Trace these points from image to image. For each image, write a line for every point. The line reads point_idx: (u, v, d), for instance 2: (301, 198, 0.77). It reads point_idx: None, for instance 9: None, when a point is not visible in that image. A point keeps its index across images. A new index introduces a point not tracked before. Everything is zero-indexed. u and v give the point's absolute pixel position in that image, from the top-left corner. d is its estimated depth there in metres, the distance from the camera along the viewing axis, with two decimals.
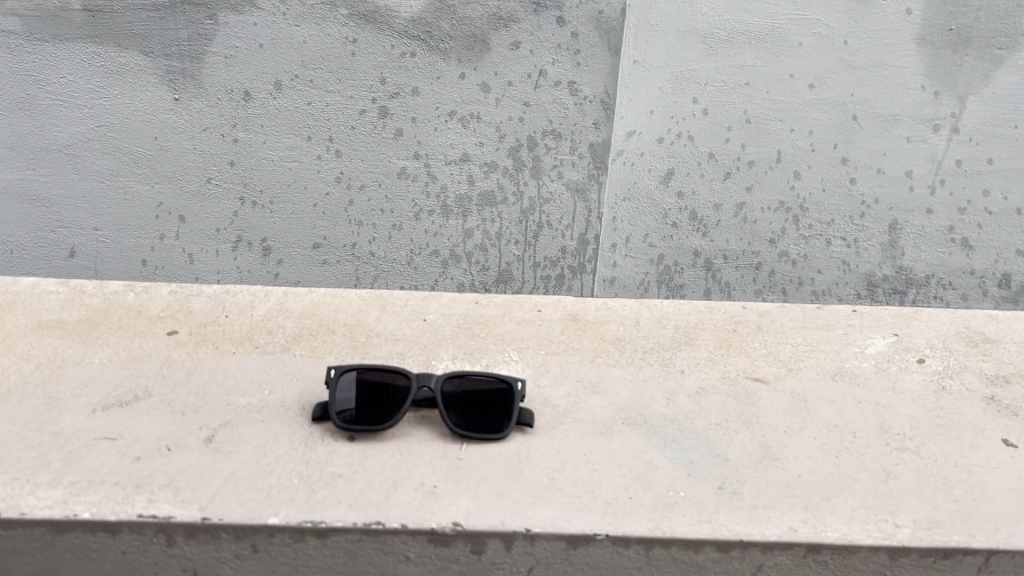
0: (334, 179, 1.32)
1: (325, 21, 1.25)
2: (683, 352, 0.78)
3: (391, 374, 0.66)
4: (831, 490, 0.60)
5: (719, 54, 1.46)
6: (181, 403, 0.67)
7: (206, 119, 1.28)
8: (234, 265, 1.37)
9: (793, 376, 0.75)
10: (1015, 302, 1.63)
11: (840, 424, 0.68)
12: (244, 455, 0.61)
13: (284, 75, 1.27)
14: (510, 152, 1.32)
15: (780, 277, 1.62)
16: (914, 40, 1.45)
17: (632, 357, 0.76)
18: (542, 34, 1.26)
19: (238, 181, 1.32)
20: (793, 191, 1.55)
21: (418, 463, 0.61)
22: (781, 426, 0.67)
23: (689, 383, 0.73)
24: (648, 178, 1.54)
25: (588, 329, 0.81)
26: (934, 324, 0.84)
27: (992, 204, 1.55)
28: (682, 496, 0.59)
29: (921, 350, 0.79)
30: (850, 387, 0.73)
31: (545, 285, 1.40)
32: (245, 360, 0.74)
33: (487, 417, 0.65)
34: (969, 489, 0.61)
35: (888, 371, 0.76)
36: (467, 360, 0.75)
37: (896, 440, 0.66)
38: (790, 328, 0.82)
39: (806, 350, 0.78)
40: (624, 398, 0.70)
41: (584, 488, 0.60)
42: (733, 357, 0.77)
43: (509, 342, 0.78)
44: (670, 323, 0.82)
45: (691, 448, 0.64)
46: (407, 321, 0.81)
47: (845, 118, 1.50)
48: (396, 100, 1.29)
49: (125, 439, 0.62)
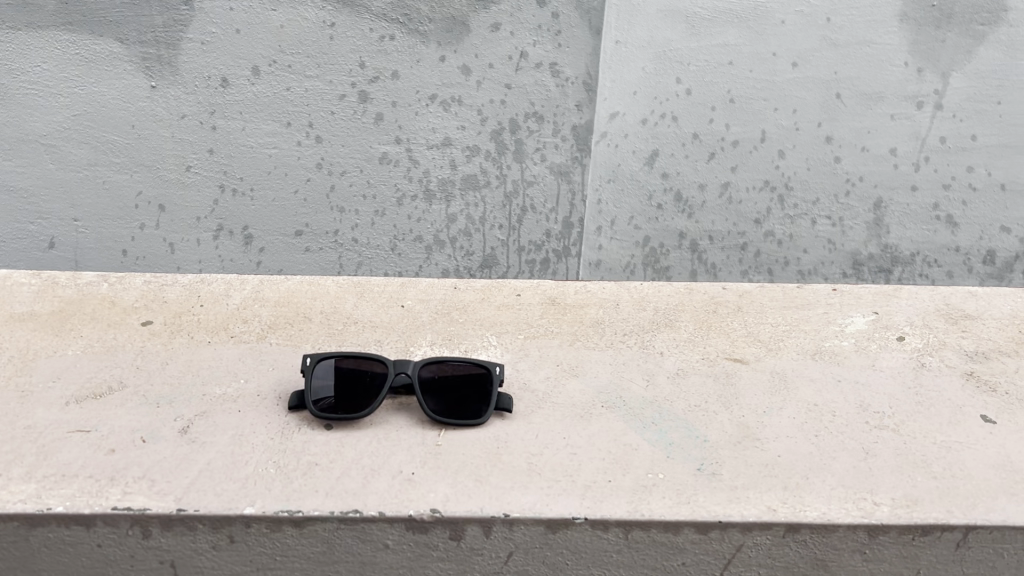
0: (314, 164, 1.32)
1: (302, 5, 1.23)
2: (664, 334, 0.87)
3: (367, 362, 0.72)
4: (810, 470, 0.66)
5: (702, 33, 1.46)
6: (155, 394, 0.72)
7: (183, 106, 1.27)
8: (216, 253, 1.36)
9: (772, 355, 0.84)
10: (1000, 278, 1.63)
11: (819, 403, 0.76)
12: (218, 445, 0.66)
13: (262, 60, 1.25)
14: (492, 135, 1.31)
15: (766, 257, 1.62)
16: (896, 16, 1.44)
17: (612, 339, 0.86)
18: (523, 15, 1.25)
19: (217, 169, 1.31)
20: (777, 170, 1.55)
21: (395, 451, 0.66)
22: (761, 407, 0.75)
23: (669, 365, 0.81)
24: (632, 160, 1.54)
25: (566, 313, 0.91)
26: (914, 302, 0.96)
27: (976, 179, 1.55)
28: (660, 479, 0.64)
29: (900, 327, 0.90)
30: (830, 365, 0.82)
31: (530, 269, 1.40)
32: (220, 350, 0.80)
33: (462, 403, 0.71)
34: (948, 466, 0.67)
35: (868, 348, 0.85)
36: (445, 345, 0.83)
37: (876, 418, 0.73)
38: (771, 306, 0.94)
39: (784, 329, 0.89)
40: (602, 381, 0.78)
41: (563, 472, 0.65)
42: (713, 337, 0.87)
43: (488, 327, 0.87)
44: (649, 304, 0.93)
45: (669, 431, 0.71)
46: (383, 308, 0.89)
47: (828, 96, 1.50)
48: (376, 84, 1.28)
49: (100, 431, 0.66)
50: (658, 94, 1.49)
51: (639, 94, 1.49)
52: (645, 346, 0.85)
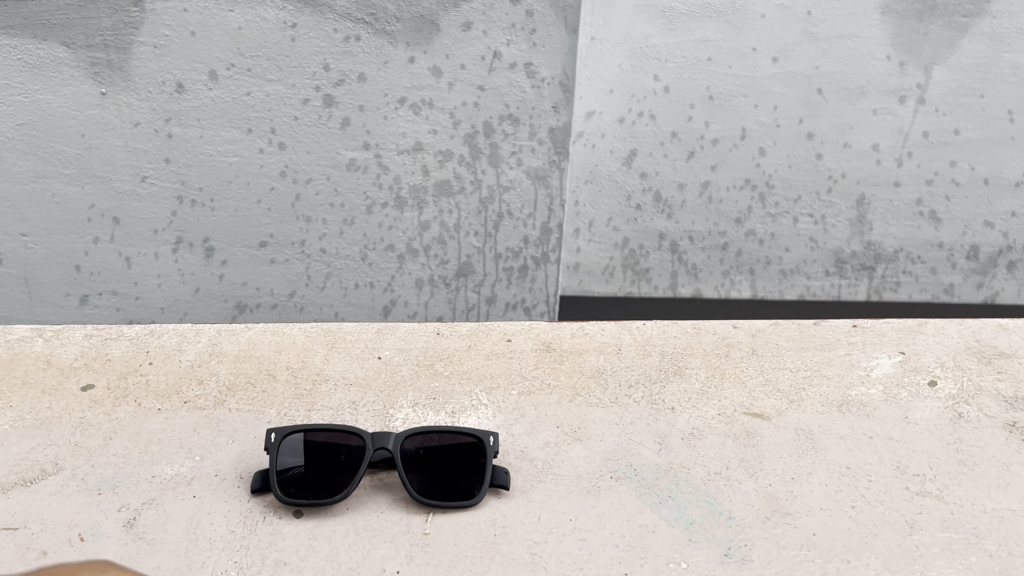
0: (278, 173, 1.25)
1: (261, 5, 1.16)
2: (669, 387, 1.07)
3: (345, 435, 0.88)
4: (851, 550, 0.81)
5: (679, 28, 1.41)
6: (97, 480, 0.88)
7: (136, 114, 1.20)
8: (176, 267, 1.30)
9: (791, 411, 1.03)
10: (983, 274, 1.60)
11: (847, 467, 0.94)
12: (171, 543, 0.80)
13: (219, 64, 1.18)
14: (465, 139, 1.25)
15: (747, 257, 1.58)
16: (878, 9, 1.40)
17: (618, 392, 1.06)
18: (495, 13, 1.19)
19: (175, 179, 1.24)
20: (758, 169, 1.51)
21: (376, 543, 0.81)
22: (787, 475, 0.92)
23: (680, 424, 1.00)
24: (610, 160, 1.50)
25: (563, 360, 1.13)
26: (941, 338, 1.18)
27: (959, 174, 1.52)
28: (683, 566, 0.79)
29: (932, 371, 1.11)
30: (856, 421, 1.01)
31: (507, 277, 1.35)
32: (176, 421, 0.99)
33: (442, 474, 0.87)
34: (1003, 541, 0.83)
35: (901, 400, 1.06)
36: (432, 407, 1.02)
37: (918, 485, 0.91)
38: (784, 351, 1.16)
39: (802, 377, 1.10)
40: (605, 448, 0.96)
41: (574, 561, 0.79)
42: (729, 389, 1.07)
43: (480, 382, 1.07)
44: (651, 351, 1.15)
45: (687, 508, 0.87)
46: (360, 362, 1.11)
47: (809, 92, 1.45)
48: (342, 87, 1.21)
49: (26, 528, 0.81)
50: (635, 92, 1.45)
51: (616, 92, 1.45)
52: (649, 399, 1.05)
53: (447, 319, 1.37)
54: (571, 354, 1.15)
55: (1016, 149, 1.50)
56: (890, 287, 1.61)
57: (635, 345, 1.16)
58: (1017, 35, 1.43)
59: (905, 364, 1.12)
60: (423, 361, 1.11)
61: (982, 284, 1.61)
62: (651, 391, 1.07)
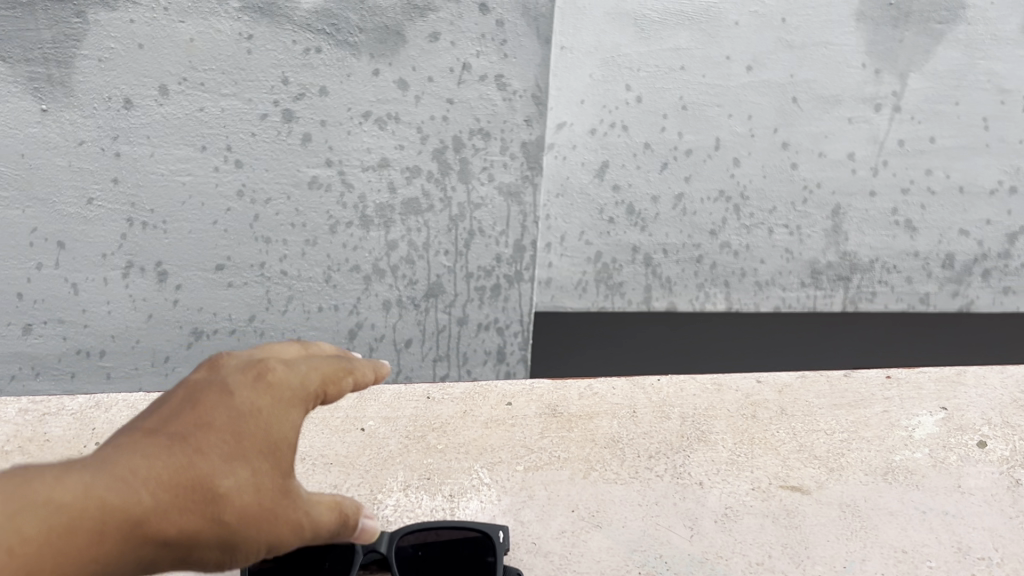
0: (235, 192, 1.18)
1: (214, 16, 1.09)
2: (704, 455, 1.05)
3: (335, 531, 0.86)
4: None
5: (652, 37, 1.36)
6: None
7: (80, 132, 1.12)
8: (127, 293, 1.22)
9: (834, 479, 1.01)
10: (958, 282, 1.58)
11: (907, 547, 0.92)
12: None
13: (170, 78, 1.11)
14: (434, 154, 1.20)
15: (722, 269, 1.54)
16: (853, 16, 1.37)
17: (641, 464, 1.03)
18: (464, 23, 1.13)
19: (125, 201, 1.17)
20: (733, 179, 1.47)
21: None
22: (844, 561, 0.90)
23: (711, 503, 0.97)
24: (582, 172, 1.45)
25: (574, 426, 1.10)
26: (984, 389, 1.20)
27: (934, 183, 1.50)
28: None
29: (978, 429, 1.11)
30: (908, 488, 1.00)
31: (479, 296, 1.29)
32: None
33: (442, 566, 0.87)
34: None
35: (950, 464, 1.05)
36: (428, 489, 0.98)
37: (983, 567, 0.90)
38: (817, 404, 1.16)
39: (847, 437, 1.09)
40: (635, 531, 0.93)
41: None
42: (764, 453, 1.05)
43: (482, 458, 1.03)
44: (669, 412, 1.13)
45: None
46: (343, 432, 1.07)
47: (785, 101, 1.42)
48: (302, 102, 1.15)
49: None
50: (607, 103, 1.40)
51: (587, 104, 1.40)
52: (673, 472, 1.02)
53: (416, 341, 1.31)
54: (579, 419, 1.11)
55: (990, 157, 1.49)
56: (866, 297, 1.58)
57: (650, 407, 1.13)
58: (991, 42, 1.41)
59: (948, 424, 1.12)
60: (416, 434, 1.07)
61: (957, 292, 1.59)
62: (674, 462, 1.03)
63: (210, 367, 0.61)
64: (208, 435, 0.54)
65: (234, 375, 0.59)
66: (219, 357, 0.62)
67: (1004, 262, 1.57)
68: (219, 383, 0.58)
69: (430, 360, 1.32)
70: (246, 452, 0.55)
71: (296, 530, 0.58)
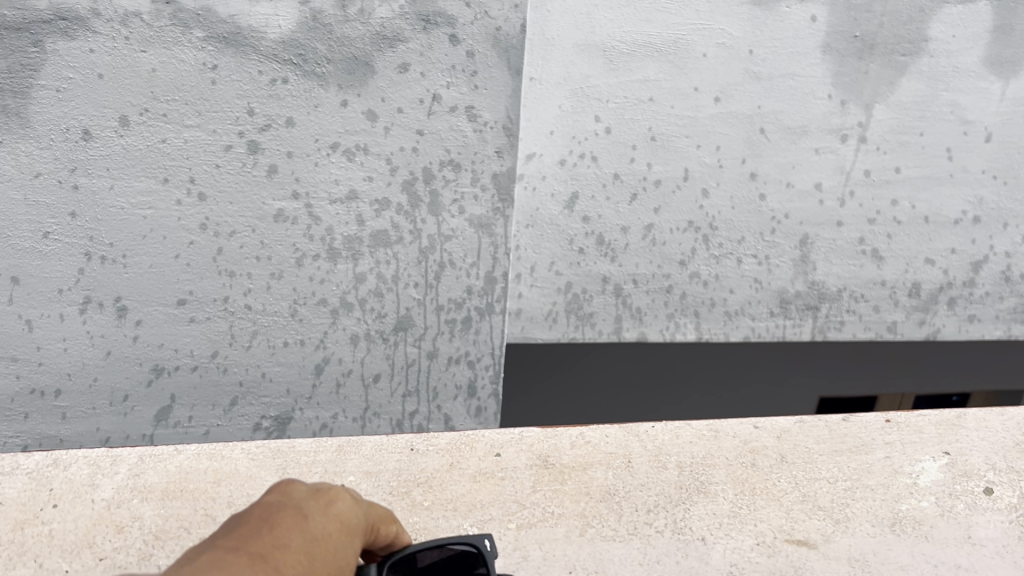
0: (198, 226, 1.15)
1: (177, 45, 1.07)
2: (705, 504, 1.14)
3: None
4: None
5: (620, 68, 1.36)
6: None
7: (37, 164, 1.09)
8: (84, 329, 1.18)
9: (839, 530, 1.11)
10: (925, 310, 1.59)
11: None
12: None
13: (131, 109, 1.08)
14: (403, 186, 1.18)
15: (692, 299, 1.53)
16: (820, 48, 1.37)
17: (646, 516, 1.12)
18: (433, 54, 1.12)
19: (82, 235, 1.13)
20: (702, 210, 1.47)
21: None
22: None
23: (717, 557, 1.06)
24: (551, 203, 1.44)
25: (565, 476, 1.18)
26: (987, 435, 1.30)
27: (901, 213, 1.51)
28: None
29: (983, 476, 1.22)
30: (918, 538, 1.11)
31: (449, 329, 1.27)
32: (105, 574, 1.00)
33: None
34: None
35: (951, 511, 1.15)
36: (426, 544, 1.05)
37: None
38: (812, 448, 1.26)
39: (853, 486, 1.19)
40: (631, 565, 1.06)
41: None
42: (764, 503, 1.15)
43: (486, 517, 1.10)
44: (664, 459, 1.22)
45: None
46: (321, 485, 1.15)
47: (752, 132, 1.42)
48: (268, 133, 1.12)
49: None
50: (576, 134, 1.40)
51: (556, 134, 1.39)
52: (674, 527, 1.11)
53: (385, 376, 1.28)
54: (572, 471, 1.19)
55: (955, 187, 1.50)
56: (834, 325, 1.59)
57: (646, 456, 1.22)
58: (954, 74, 1.42)
59: (891, 448, 1.25)
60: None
61: (924, 321, 1.60)
62: (675, 515, 1.12)
63: (281, 492, 0.66)
64: (286, 554, 0.58)
65: (306, 503, 0.64)
66: (289, 483, 0.68)
67: (970, 291, 1.58)
68: (295, 509, 0.63)
69: (398, 395, 1.29)
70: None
71: None
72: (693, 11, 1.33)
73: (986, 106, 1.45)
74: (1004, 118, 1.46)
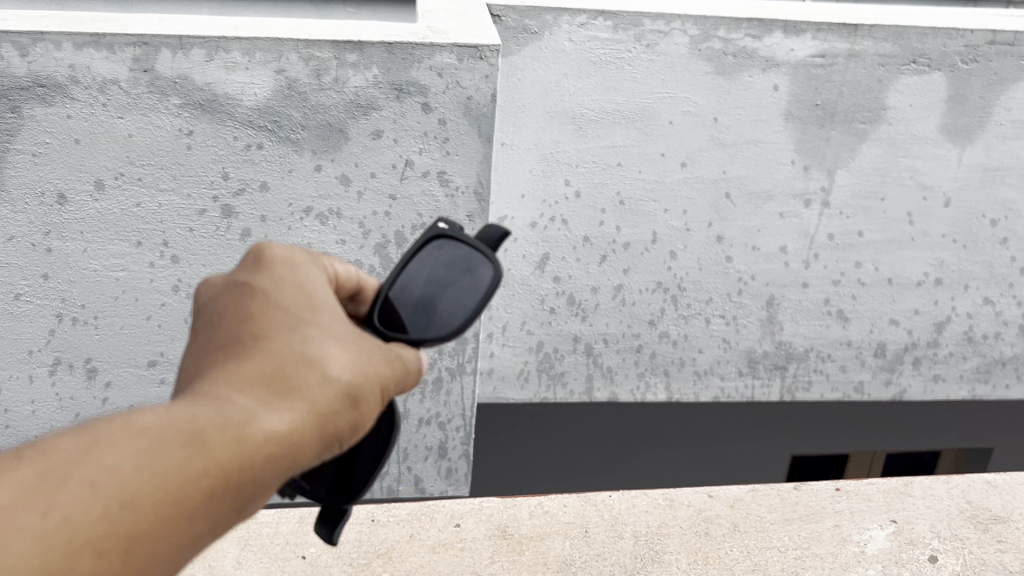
0: (170, 288, 1.17)
1: (153, 111, 1.08)
2: None
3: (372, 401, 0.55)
4: None
5: (589, 134, 1.39)
6: None
7: (12, 228, 1.11)
8: (53, 391, 1.21)
9: None
10: (890, 370, 1.62)
11: None
12: None
13: (107, 173, 1.10)
14: (376, 249, 1.20)
15: (662, 359, 1.56)
16: (782, 116, 1.40)
17: None
18: (406, 122, 1.13)
19: (55, 296, 1.15)
20: (671, 271, 1.50)
21: None
22: None
23: None
24: (522, 264, 1.46)
25: (514, 546, 1.04)
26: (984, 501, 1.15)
27: (865, 275, 1.54)
28: None
29: (933, 543, 1.07)
30: None
31: (421, 390, 1.27)
32: None
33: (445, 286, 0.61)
34: None
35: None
36: None
37: None
38: (765, 517, 1.09)
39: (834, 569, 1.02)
40: None
41: None
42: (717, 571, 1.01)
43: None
44: (622, 529, 1.07)
45: None
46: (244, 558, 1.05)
47: (718, 196, 1.45)
48: (242, 197, 1.14)
49: None
50: (546, 198, 1.43)
51: (527, 197, 1.42)
52: None
53: None
54: (530, 541, 1.04)
55: (916, 249, 1.53)
56: (801, 385, 1.62)
57: (604, 526, 1.07)
58: (912, 141, 1.45)
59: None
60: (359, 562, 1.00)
61: (890, 381, 1.62)
62: None
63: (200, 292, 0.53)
64: (249, 326, 0.47)
65: (236, 276, 0.52)
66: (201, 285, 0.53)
67: (933, 351, 1.61)
68: (227, 289, 0.51)
69: None
70: (295, 315, 0.49)
71: (389, 361, 0.51)
72: (658, 79, 1.36)
73: (945, 171, 1.48)
74: (963, 183, 1.49)
